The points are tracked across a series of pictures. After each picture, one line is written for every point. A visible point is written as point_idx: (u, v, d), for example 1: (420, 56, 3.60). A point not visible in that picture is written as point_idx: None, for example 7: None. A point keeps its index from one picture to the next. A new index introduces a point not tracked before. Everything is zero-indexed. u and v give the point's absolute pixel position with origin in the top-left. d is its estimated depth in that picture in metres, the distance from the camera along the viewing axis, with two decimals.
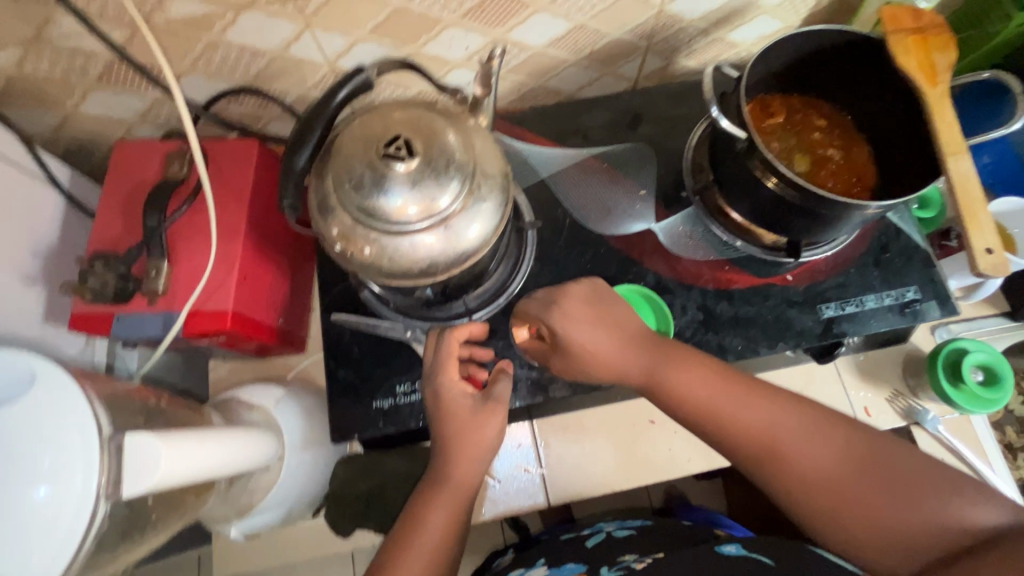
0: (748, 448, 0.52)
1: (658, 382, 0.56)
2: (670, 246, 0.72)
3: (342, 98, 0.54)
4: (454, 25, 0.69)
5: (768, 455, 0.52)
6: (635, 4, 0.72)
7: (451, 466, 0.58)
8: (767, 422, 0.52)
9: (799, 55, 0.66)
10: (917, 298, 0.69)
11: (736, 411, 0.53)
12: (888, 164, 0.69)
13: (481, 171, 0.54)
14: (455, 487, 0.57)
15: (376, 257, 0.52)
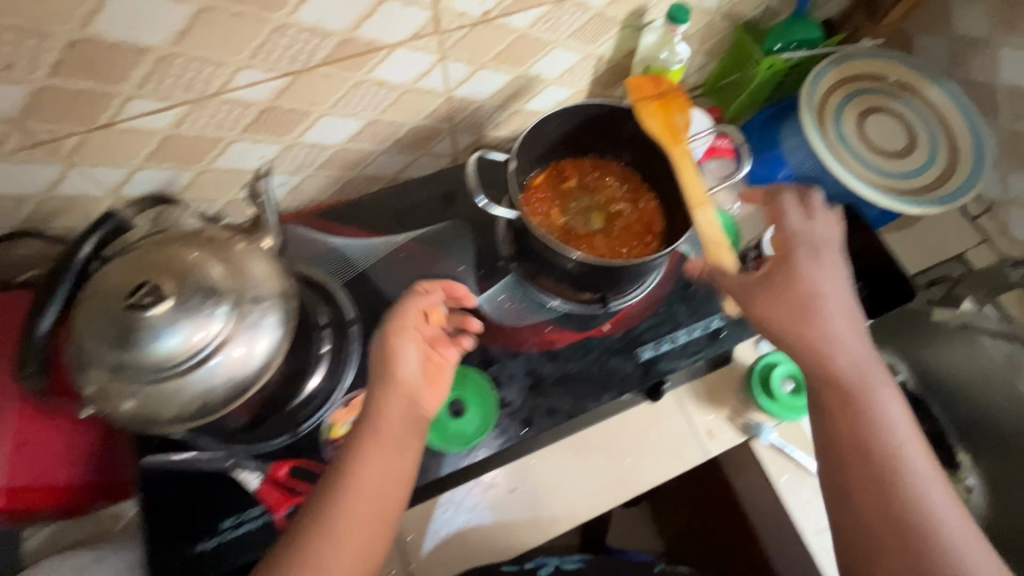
0: (842, 381, 0.58)
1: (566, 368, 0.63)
2: (492, 316, 0.75)
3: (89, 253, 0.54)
4: (239, 140, 0.69)
5: (864, 398, 0.57)
6: (421, 95, 0.76)
7: (371, 378, 0.61)
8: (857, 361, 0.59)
9: (570, 128, 0.74)
10: (722, 326, 0.76)
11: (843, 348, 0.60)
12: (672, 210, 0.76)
13: (252, 292, 0.54)
14: (390, 424, 0.59)
15: (140, 408, 0.50)
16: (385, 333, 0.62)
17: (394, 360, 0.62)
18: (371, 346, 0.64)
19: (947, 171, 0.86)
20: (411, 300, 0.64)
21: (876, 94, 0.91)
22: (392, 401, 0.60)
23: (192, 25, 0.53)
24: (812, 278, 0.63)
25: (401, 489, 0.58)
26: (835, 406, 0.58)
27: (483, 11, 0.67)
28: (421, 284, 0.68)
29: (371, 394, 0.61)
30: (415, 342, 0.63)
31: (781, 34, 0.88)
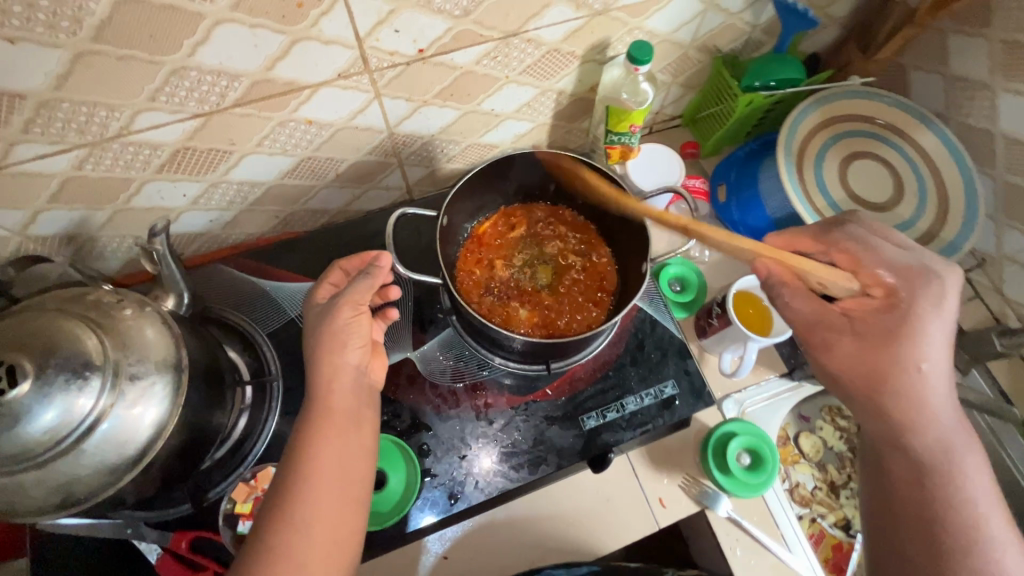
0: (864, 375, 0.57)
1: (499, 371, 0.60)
2: (425, 374, 0.70)
3: None
4: (154, 180, 0.64)
5: (933, 470, 0.56)
6: (358, 132, 0.70)
7: (322, 354, 0.57)
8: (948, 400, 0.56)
9: (520, 174, 0.71)
10: (676, 393, 0.71)
11: (935, 400, 0.56)
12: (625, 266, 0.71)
13: (132, 371, 0.49)
14: (339, 403, 0.56)
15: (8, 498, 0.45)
16: (334, 311, 0.58)
17: (339, 332, 0.58)
18: (313, 316, 0.60)
19: (932, 228, 0.79)
20: (366, 284, 0.59)
21: (862, 137, 0.84)
22: (341, 374, 0.57)
23: (71, 70, 0.48)
24: (926, 319, 0.56)
25: (364, 467, 0.56)
26: (888, 471, 0.58)
27: (418, 50, 0.60)
28: (339, 264, 0.64)
29: (316, 364, 0.57)
30: (363, 320, 0.60)
31: (763, 70, 0.80)
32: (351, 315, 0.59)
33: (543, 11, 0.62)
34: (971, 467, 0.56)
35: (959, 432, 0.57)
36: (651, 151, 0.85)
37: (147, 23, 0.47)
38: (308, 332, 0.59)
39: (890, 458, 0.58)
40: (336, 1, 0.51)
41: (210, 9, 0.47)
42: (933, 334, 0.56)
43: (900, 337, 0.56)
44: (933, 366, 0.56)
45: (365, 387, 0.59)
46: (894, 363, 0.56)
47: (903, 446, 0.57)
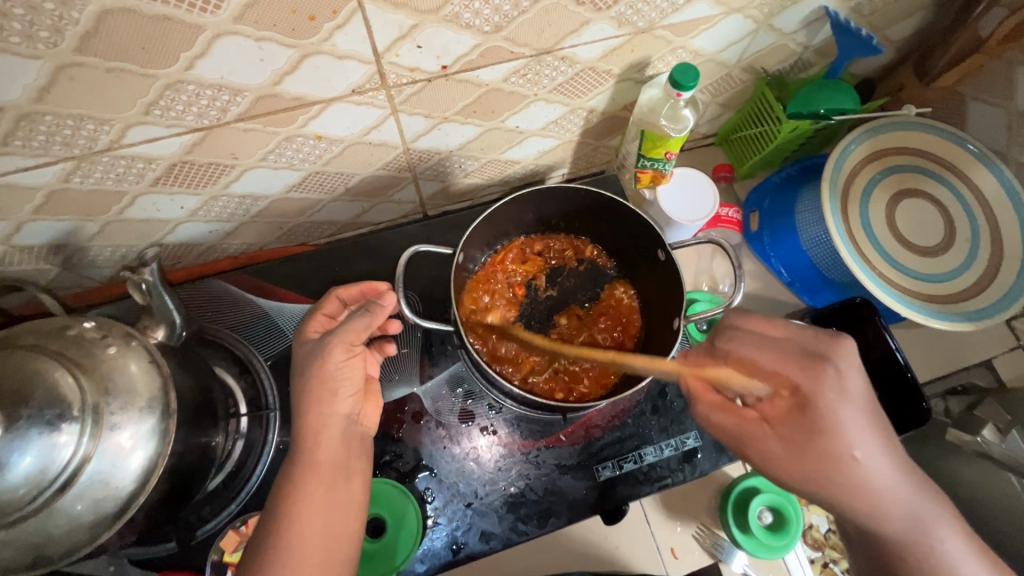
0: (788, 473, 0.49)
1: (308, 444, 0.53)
2: (432, 411, 0.66)
3: None
4: (149, 193, 0.59)
5: (911, 549, 0.47)
6: (371, 147, 0.64)
7: (310, 402, 0.54)
8: (892, 498, 0.47)
9: (555, 209, 0.71)
10: (697, 445, 0.67)
11: (877, 495, 0.47)
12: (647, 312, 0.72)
13: (114, 419, 0.45)
14: (325, 456, 0.53)
15: None
16: (324, 353, 0.54)
17: (330, 377, 0.54)
18: (302, 356, 0.56)
19: (984, 278, 0.73)
20: (364, 322, 0.54)
21: (913, 173, 0.78)
22: (330, 424, 0.54)
23: (54, 82, 0.43)
24: (836, 407, 0.48)
25: (348, 522, 0.53)
26: (875, 548, 0.49)
27: (441, 66, 0.55)
28: (336, 294, 0.60)
29: (302, 411, 0.54)
30: (356, 361, 0.56)
31: (814, 98, 0.73)
32: (343, 356, 0.55)
33: (582, 28, 0.56)
34: (950, 548, 0.47)
35: (917, 506, 0.48)
36: (684, 177, 0.79)
37: (138, 34, 0.41)
38: (297, 374, 0.55)
39: (877, 540, 0.49)
40: (353, 14, 0.45)
41: (210, 20, 0.42)
42: (863, 436, 0.48)
43: (822, 434, 0.48)
44: (868, 458, 0.47)
45: (355, 435, 0.56)
46: (830, 463, 0.48)
47: (867, 529, 0.49)
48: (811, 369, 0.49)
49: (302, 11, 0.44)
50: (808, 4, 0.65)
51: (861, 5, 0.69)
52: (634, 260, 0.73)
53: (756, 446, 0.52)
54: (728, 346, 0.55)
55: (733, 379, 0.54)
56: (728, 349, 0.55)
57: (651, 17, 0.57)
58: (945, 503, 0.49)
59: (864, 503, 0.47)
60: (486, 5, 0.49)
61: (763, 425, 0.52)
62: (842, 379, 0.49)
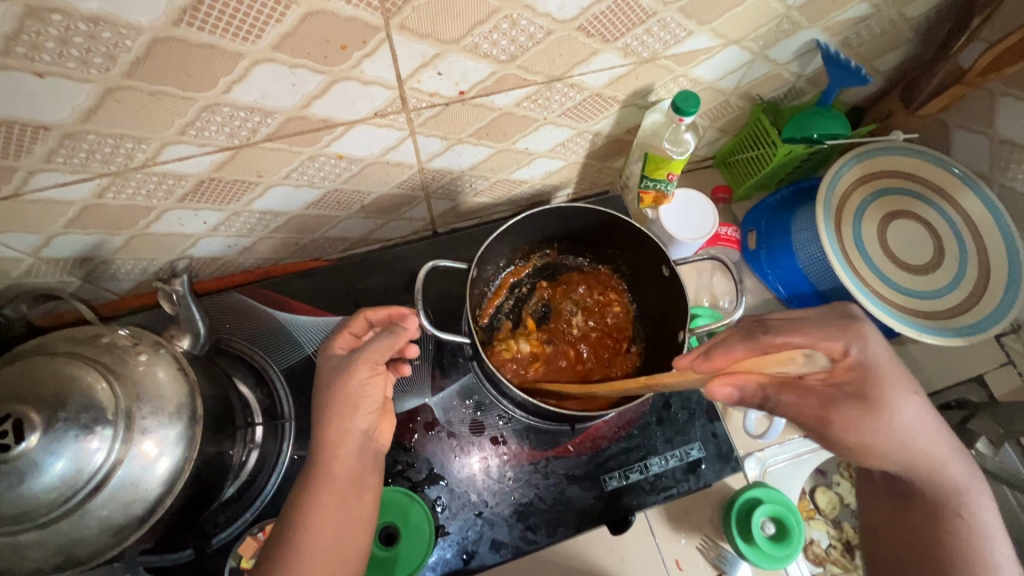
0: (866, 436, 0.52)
1: (328, 452, 0.54)
2: (443, 422, 0.68)
3: None
4: (175, 208, 0.61)
5: (950, 498, 0.55)
6: (388, 166, 0.67)
7: (331, 414, 0.55)
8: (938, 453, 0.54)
9: (564, 226, 0.74)
10: (701, 456, 0.69)
11: (925, 440, 0.53)
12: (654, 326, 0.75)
13: (144, 425, 0.46)
14: (341, 470, 0.54)
15: (16, 556, 0.43)
16: (350, 369, 0.56)
17: (353, 393, 0.56)
18: (327, 370, 0.58)
19: (970, 298, 0.76)
20: (386, 343, 0.56)
21: (903, 196, 0.82)
22: (348, 439, 0.55)
23: (101, 104, 0.46)
24: (879, 359, 0.53)
25: (360, 534, 0.54)
26: (912, 501, 0.57)
27: (459, 91, 0.58)
28: (365, 315, 0.62)
29: (322, 423, 0.55)
30: (379, 379, 0.58)
31: (808, 124, 0.77)
32: (367, 374, 0.56)
33: (591, 57, 0.59)
34: (978, 503, 0.55)
35: (949, 446, 0.55)
36: (684, 198, 0.82)
37: (185, 61, 0.44)
38: (321, 386, 0.57)
39: (921, 491, 0.56)
40: (381, 43, 0.49)
41: (250, 48, 0.45)
42: (931, 434, 0.54)
43: (885, 388, 0.52)
44: (922, 408, 0.53)
45: (371, 453, 0.57)
46: (894, 416, 0.52)
47: (922, 480, 0.55)
48: (849, 332, 0.53)
49: (335, 40, 0.47)
50: (799, 38, 0.69)
51: (849, 39, 0.73)
52: (642, 278, 0.75)
53: (832, 413, 0.51)
54: (772, 333, 0.54)
55: (782, 368, 0.51)
56: (772, 338, 0.53)
57: (654, 48, 0.61)
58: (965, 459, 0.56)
59: (917, 453, 0.53)
60: (503, 36, 0.53)
61: (835, 394, 0.52)
62: (879, 336, 0.54)
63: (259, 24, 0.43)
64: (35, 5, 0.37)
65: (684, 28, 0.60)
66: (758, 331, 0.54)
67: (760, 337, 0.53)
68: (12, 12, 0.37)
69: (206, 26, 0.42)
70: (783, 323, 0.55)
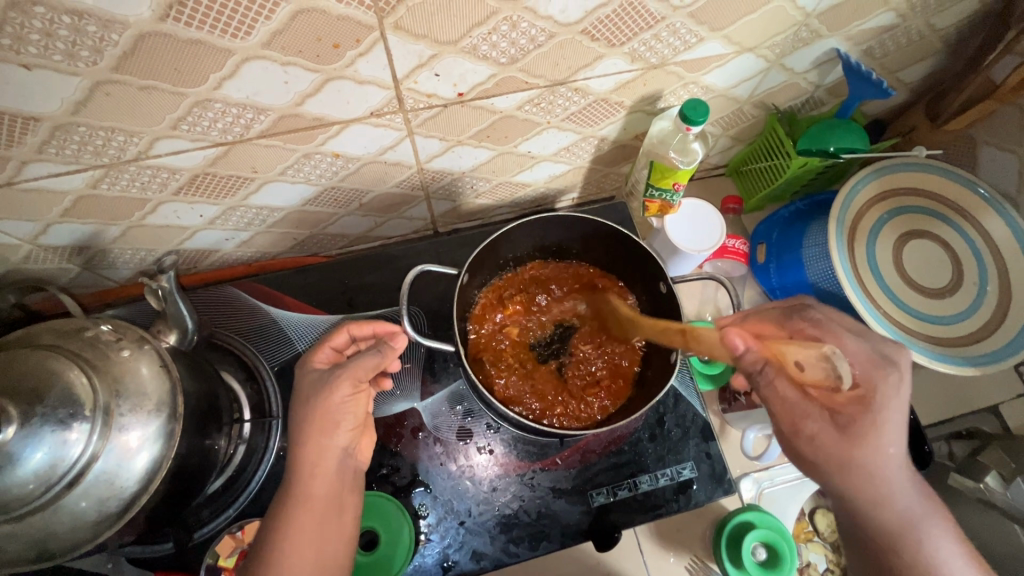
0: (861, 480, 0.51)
1: (307, 468, 0.54)
2: (430, 428, 0.67)
3: None
4: (170, 201, 0.61)
5: (899, 537, 0.51)
6: (386, 166, 0.66)
7: (310, 434, 0.54)
8: (918, 496, 0.51)
9: (564, 235, 0.72)
10: (693, 476, 0.67)
11: (895, 480, 0.51)
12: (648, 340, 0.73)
13: (122, 421, 0.46)
14: (320, 490, 0.54)
15: None
16: (333, 385, 0.55)
17: (333, 411, 0.55)
18: (308, 384, 0.57)
19: (987, 325, 0.72)
20: (374, 361, 0.56)
21: (921, 215, 0.79)
22: (327, 460, 0.55)
23: (89, 97, 0.45)
24: (889, 407, 0.51)
25: (342, 554, 0.53)
26: (866, 551, 0.53)
27: (457, 93, 0.56)
28: (348, 328, 0.61)
29: (301, 443, 0.54)
30: (361, 397, 0.57)
31: (824, 135, 0.74)
32: (349, 391, 0.56)
33: (595, 62, 0.57)
34: (936, 539, 0.51)
35: (925, 504, 0.52)
36: (692, 208, 0.80)
37: (172, 57, 0.43)
38: (299, 403, 0.56)
39: (870, 537, 0.52)
40: (374, 43, 0.47)
41: (239, 45, 0.44)
42: (896, 477, 0.51)
43: (874, 432, 0.51)
44: (898, 456, 0.51)
45: (350, 470, 0.56)
46: (867, 452, 0.50)
47: (867, 520, 0.52)
48: (879, 369, 0.53)
49: (327, 39, 0.46)
50: (819, 46, 0.66)
51: (873, 48, 0.70)
52: (640, 295, 0.73)
53: (810, 426, 0.52)
54: (806, 320, 0.60)
55: (800, 355, 0.53)
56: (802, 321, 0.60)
57: (663, 54, 0.59)
58: (937, 504, 0.52)
59: (868, 488, 0.51)
60: (504, 38, 0.51)
61: (822, 412, 0.52)
62: (902, 382, 0.52)
63: (248, 21, 0.42)
64: None
65: (695, 34, 0.57)
66: (793, 315, 0.60)
67: (794, 320, 0.60)
68: None
69: (193, 22, 0.41)
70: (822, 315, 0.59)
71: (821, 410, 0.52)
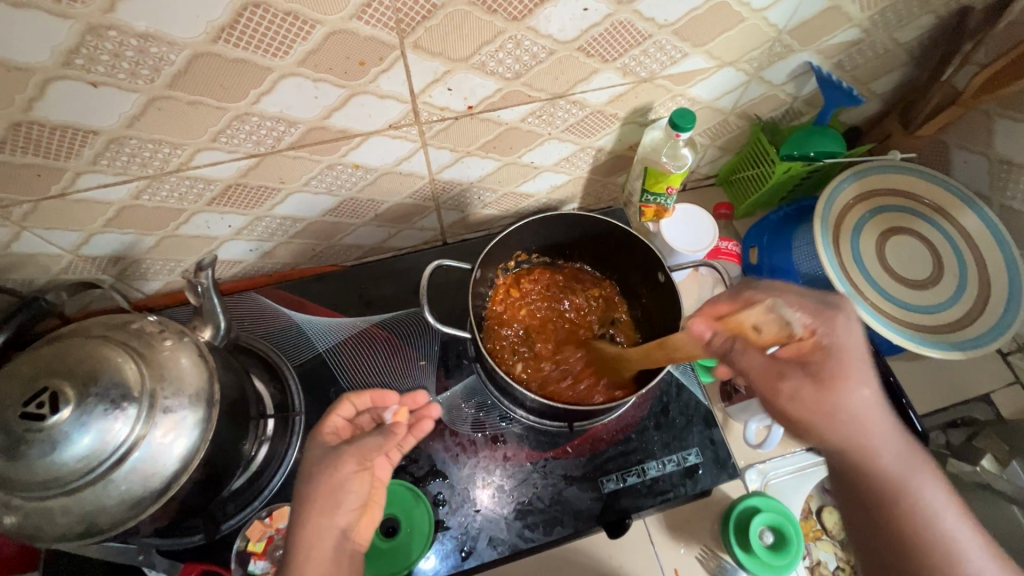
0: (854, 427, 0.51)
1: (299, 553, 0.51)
2: (446, 421, 0.70)
3: None
4: (204, 211, 0.66)
5: (895, 488, 0.51)
6: (402, 176, 0.71)
7: (312, 513, 0.53)
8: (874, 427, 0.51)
9: (568, 235, 0.77)
10: (699, 461, 0.70)
11: (874, 425, 0.51)
12: (649, 332, 0.77)
13: (166, 403, 0.50)
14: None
15: (40, 523, 0.46)
16: (338, 466, 0.54)
17: (337, 490, 0.54)
18: (314, 461, 0.55)
19: (971, 313, 0.77)
20: (376, 442, 0.55)
21: (902, 214, 0.83)
22: (323, 539, 0.52)
23: (144, 112, 0.51)
24: (847, 343, 0.53)
25: None
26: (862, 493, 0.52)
27: (467, 106, 0.62)
28: (347, 399, 0.60)
29: (300, 525, 0.52)
30: (366, 477, 0.56)
31: (804, 142, 0.80)
32: (352, 470, 0.54)
33: (591, 76, 0.64)
34: (928, 491, 0.51)
35: (907, 451, 0.52)
36: (685, 212, 0.85)
37: (220, 74, 0.49)
38: (300, 482, 0.55)
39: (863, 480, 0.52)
40: (396, 61, 0.53)
41: (278, 63, 0.50)
42: (878, 418, 0.51)
43: (838, 377, 0.51)
44: (868, 396, 0.51)
45: (347, 553, 0.54)
46: (838, 398, 0.50)
47: (852, 462, 0.52)
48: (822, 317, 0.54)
49: (355, 57, 0.52)
50: (793, 60, 0.73)
51: (843, 62, 0.77)
52: (641, 291, 0.78)
53: (788, 385, 0.51)
54: (754, 292, 0.58)
55: (752, 318, 0.54)
56: (751, 295, 0.57)
57: (652, 68, 0.65)
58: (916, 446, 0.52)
59: (858, 437, 0.50)
60: (509, 55, 0.57)
61: (795, 367, 0.52)
62: (850, 324, 0.54)
63: (288, 41, 0.48)
64: (96, 23, 0.42)
65: (680, 50, 0.64)
66: (744, 289, 0.58)
67: (738, 295, 0.58)
68: (75, 28, 0.42)
69: (240, 43, 0.47)
70: (770, 288, 0.58)
71: (790, 364, 0.52)
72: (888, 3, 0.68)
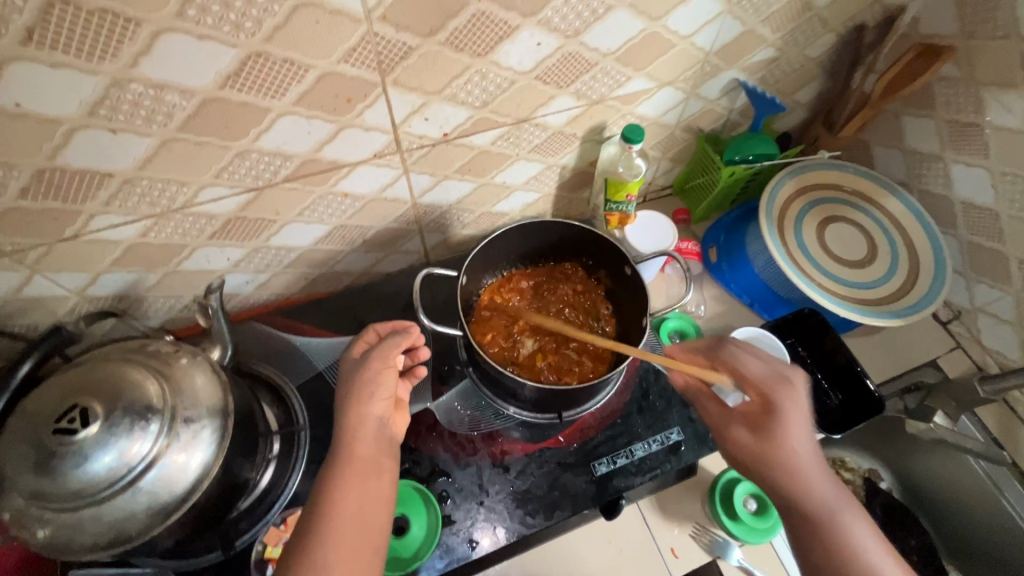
0: (796, 470, 0.57)
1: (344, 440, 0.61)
2: (444, 423, 0.74)
3: (24, 374, 0.58)
4: (205, 246, 0.71)
5: (825, 523, 0.56)
6: (387, 203, 0.78)
7: (350, 400, 0.63)
8: (815, 469, 0.57)
9: (541, 242, 0.84)
10: (681, 438, 0.75)
11: (808, 474, 0.57)
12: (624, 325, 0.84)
13: (185, 414, 0.54)
14: (361, 452, 0.61)
15: (73, 536, 0.49)
16: (366, 365, 0.65)
17: (369, 383, 0.64)
18: (348, 368, 0.66)
19: (906, 285, 0.86)
20: (398, 340, 0.67)
21: (837, 204, 0.94)
22: (365, 423, 0.62)
23: (156, 154, 0.57)
24: (792, 410, 0.59)
25: (379, 514, 0.59)
26: (795, 524, 0.57)
27: (443, 134, 0.70)
28: (375, 326, 0.71)
29: (345, 412, 0.62)
30: (391, 375, 0.65)
31: (743, 147, 0.91)
32: (380, 368, 0.65)
33: (549, 101, 0.73)
34: (856, 532, 0.55)
35: (839, 494, 0.57)
36: (647, 218, 0.94)
37: (224, 116, 0.56)
38: (340, 385, 0.66)
39: (801, 513, 0.57)
40: (379, 96, 0.61)
41: (275, 104, 0.57)
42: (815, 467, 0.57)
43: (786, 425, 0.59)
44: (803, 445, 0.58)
45: (386, 438, 0.63)
46: (776, 443, 0.58)
47: (791, 500, 0.57)
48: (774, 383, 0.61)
49: (342, 95, 0.59)
50: (723, 78, 0.84)
51: (766, 77, 0.88)
52: (614, 288, 0.85)
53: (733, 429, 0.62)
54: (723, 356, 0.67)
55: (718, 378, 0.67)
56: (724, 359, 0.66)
57: (602, 91, 0.75)
58: (846, 493, 0.58)
59: (788, 479, 0.57)
60: (476, 86, 0.66)
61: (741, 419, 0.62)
62: (797, 391, 0.61)
63: (283, 84, 0.55)
64: (119, 77, 0.49)
65: (624, 74, 0.74)
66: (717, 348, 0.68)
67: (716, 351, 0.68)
68: (102, 83, 0.48)
69: (243, 88, 0.54)
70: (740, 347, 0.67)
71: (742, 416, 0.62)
72: (794, 25, 0.80)
